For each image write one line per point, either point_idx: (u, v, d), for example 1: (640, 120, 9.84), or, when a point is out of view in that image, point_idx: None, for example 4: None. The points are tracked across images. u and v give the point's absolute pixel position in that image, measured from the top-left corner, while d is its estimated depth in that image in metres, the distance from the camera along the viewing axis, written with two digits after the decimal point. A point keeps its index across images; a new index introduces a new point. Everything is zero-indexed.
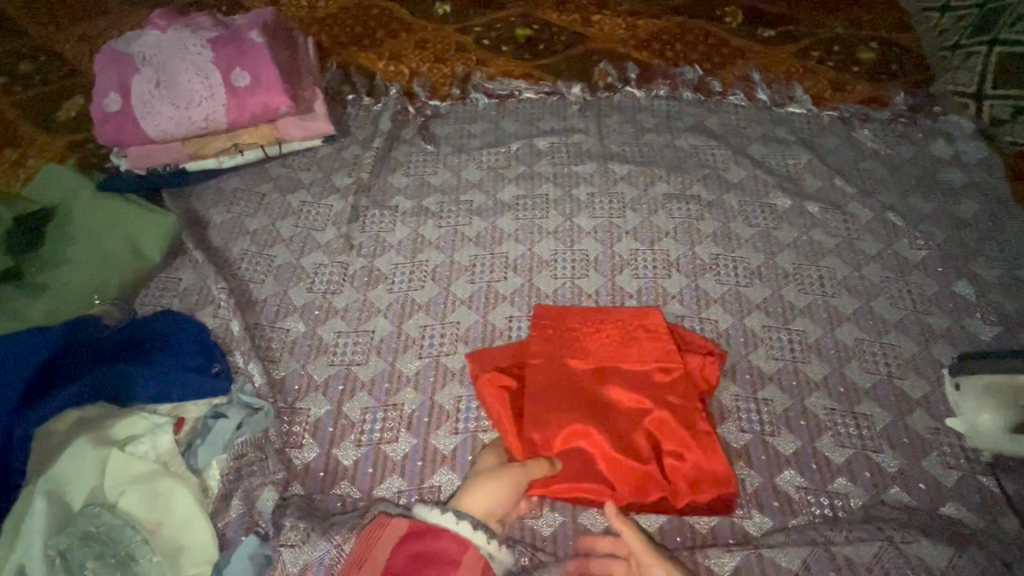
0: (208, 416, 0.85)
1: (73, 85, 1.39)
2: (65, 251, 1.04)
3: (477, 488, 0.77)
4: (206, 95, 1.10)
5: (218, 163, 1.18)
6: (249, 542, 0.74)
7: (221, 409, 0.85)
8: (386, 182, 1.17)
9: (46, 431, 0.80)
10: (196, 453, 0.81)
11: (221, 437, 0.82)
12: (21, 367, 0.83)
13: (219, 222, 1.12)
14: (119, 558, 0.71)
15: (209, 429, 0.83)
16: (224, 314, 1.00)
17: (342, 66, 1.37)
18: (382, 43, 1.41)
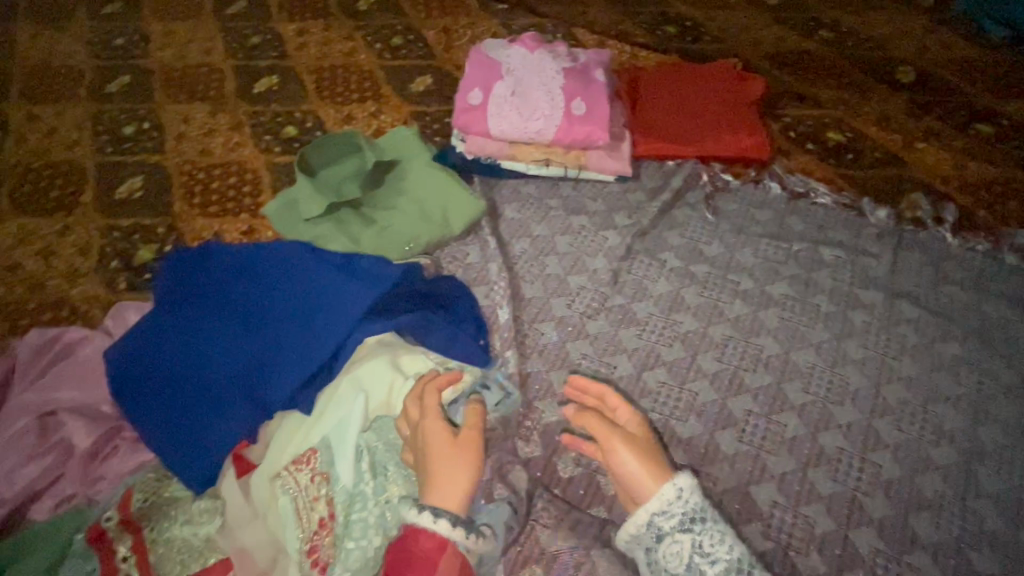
0: (476, 382, 0.96)
1: (428, 65, 1.68)
2: (395, 201, 1.27)
3: (440, 476, 0.76)
4: (546, 112, 1.26)
5: (525, 169, 1.34)
6: (503, 511, 0.84)
7: (486, 382, 0.96)
8: (661, 235, 1.24)
9: (367, 343, 0.96)
10: (462, 408, 0.92)
11: (484, 405, 0.93)
12: (371, 288, 0.99)
13: (510, 218, 1.28)
14: (413, 474, 0.81)
15: (475, 393, 0.94)
16: (495, 298, 1.14)
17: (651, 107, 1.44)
18: (693, 96, 1.44)
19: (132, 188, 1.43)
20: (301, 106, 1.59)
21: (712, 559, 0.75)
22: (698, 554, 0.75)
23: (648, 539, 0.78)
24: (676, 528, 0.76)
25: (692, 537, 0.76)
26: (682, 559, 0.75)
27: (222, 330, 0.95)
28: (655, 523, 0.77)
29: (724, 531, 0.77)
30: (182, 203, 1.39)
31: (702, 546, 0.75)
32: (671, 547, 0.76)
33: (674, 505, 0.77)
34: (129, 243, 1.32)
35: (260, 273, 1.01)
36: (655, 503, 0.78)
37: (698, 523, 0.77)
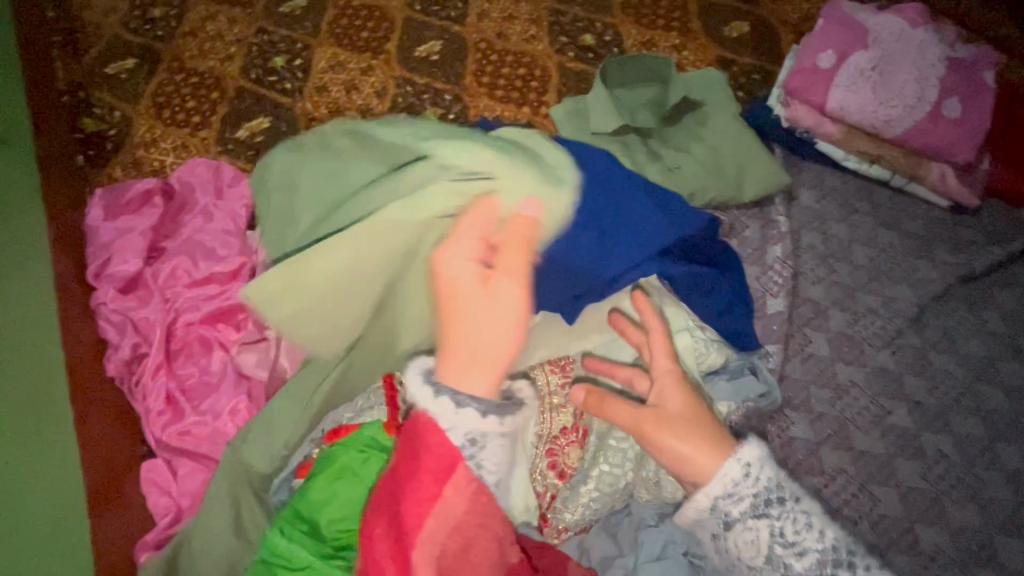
0: (745, 362, 0.90)
1: (748, 10, 1.50)
2: (692, 143, 1.16)
3: (460, 331, 0.64)
4: (908, 104, 1.07)
5: (843, 158, 1.15)
6: None
7: (754, 366, 0.90)
8: (988, 290, 1.02)
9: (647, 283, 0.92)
10: (722, 385, 0.87)
11: (745, 390, 0.88)
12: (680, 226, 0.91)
13: (807, 205, 1.12)
14: None
15: (740, 375, 0.89)
16: (769, 284, 1.02)
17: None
18: None
19: (430, 49, 1.47)
20: (602, 15, 1.51)
21: (796, 547, 0.68)
22: (778, 542, 0.68)
23: (714, 525, 0.71)
24: (748, 514, 0.69)
25: (769, 521, 0.69)
26: (761, 547, 0.69)
27: None
28: (721, 506, 0.69)
29: (806, 509, 0.69)
30: (470, 77, 1.41)
31: (784, 533, 0.68)
32: (751, 543, 0.69)
33: (743, 484, 0.69)
34: (419, 101, 1.38)
35: (573, 171, 0.96)
36: (717, 485, 0.69)
37: (771, 505, 0.69)
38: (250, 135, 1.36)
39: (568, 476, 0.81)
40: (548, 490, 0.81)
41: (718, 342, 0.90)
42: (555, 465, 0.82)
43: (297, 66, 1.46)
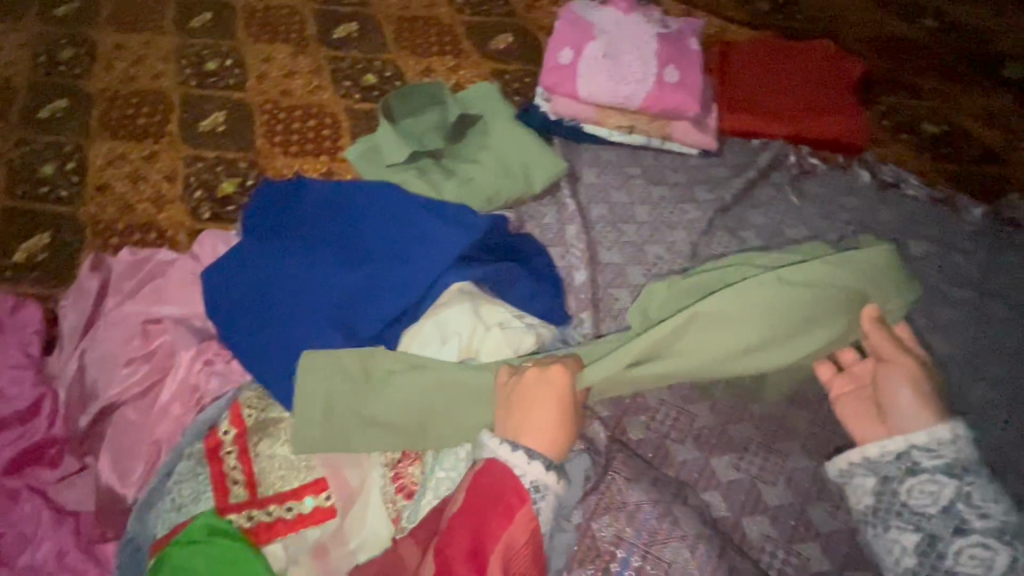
0: (556, 338, 1.00)
1: (509, 24, 1.66)
2: (479, 153, 1.28)
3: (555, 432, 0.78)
4: (638, 78, 1.24)
5: (609, 134, 1.31)
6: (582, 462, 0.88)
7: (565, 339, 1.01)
8: (743, 214, 1.21)
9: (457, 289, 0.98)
10: None
11: None
12: (469, 232, 1.00)
13: (589, 182, 1.27)
14: None
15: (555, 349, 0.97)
16: (571, 260, 1.14)
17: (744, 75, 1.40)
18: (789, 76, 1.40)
19: (215, 121, 1.45)
20: (380, 54, 1.59)
21: (984, 513, 0.74)
22: (961, 501, 0.75)
23: (889, 470, 0.80)
24: (953, 484, 0.76)
25: (964, 484, 0.76)
26: (937, 498, 0.77)
27: (327, 261, 0.97)
28: (912, 454, 0.78)
29: (998, 493, 0.76)
30: (263, 139, 1.41)
31: (971, 497, 0.75)
32: (928, 487, 0.77)
33: (943, 447, 0.77)
34: (213, 174, 1.36)
35: (367, 214, 1.03)
36: (922, 435, 0.78)
37: (965, 473, 0.76)
38: (30, 255, 1.25)
39: (413, 492, 0.85)
40: (398, 513, 0.84)
41: (529, 330, 0.97)
42: (401, 486, 0.85)
43: (71, 170, 1.36)
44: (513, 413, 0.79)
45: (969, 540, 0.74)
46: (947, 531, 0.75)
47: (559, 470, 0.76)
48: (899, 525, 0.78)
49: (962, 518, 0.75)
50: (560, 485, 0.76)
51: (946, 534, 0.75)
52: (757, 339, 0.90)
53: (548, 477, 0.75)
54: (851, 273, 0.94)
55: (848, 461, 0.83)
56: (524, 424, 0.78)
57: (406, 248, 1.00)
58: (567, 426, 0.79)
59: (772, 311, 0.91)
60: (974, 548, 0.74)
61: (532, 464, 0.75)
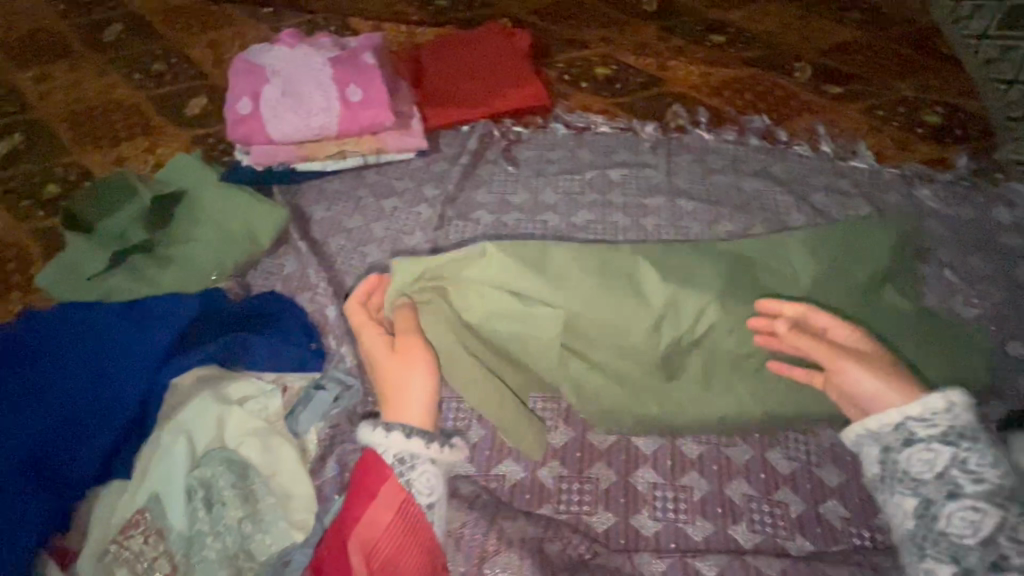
0: (309, 386, 0.95)
1: (201, 85, 1.57)
2: (194, 230, 1.18)
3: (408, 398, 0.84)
4: (323, 107, 1.25)
5: (324, 166, 1.32)
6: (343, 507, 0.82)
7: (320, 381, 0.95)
8: (470, 198, 1.29)
9: (178, 384, 0.93)
10: (298, 418, 0.91)
11: (320, 407, 0.93)
12: (167, 325, 0.97)
13: (321, 218, 1.26)
14: (245, 492, 0.82)
15: (310, 399, 0.93)
16: (321, 300, 1.13)
17: (435, 75, 1.47)
18: (476, 59, 1.49)
19: None
20: (59, 159, 1.42)
21: (973, 475, 0.75)
22: (955, 467, 0.75)
23: (890, 441, 0.80)
24: (944, 444, 0.77)
25: (950, 450, 0.76)
26: (933, 466, 0.77)
27: (9, 419, 0.87)
28: (908, 426, 0.79)
29: (995, 458, 0.75)
30: None
31: (961, 462, 0.76)
32: (926, 455, 0.77)
33: (939, 415, 0.78)
34: None
35: (43, 351, 0.94)
36: (917, 409, 0.79)
37: (956, 440, 0.76)
38: None
39: None
40: None
41: (272, 390, 0.93)
42: None
43: None
44: (388, 395, 0.85)
45: (958, 501, 0.74)
46: (941, 494, 0.75)
47: (441, 442, 0.82)
48: (898, 489, 0.79)
49: (957, 484, 0.75)
50: (444, 454, 0.81)
51: (943, 499, 0.75)
52: (726, 389, 0.97)
53: (415, 442, 0.80)
54: (811, 272, 1.05)
55: (857, 433, 0.83)
56: (393, 395, 0.85)
57: (100, 364, 0.93)
58: (430, 382, 0.85)
59: (675, 427, 0.96)
60: (961, 510, 0.74)
61: (392, 438, 0.80)
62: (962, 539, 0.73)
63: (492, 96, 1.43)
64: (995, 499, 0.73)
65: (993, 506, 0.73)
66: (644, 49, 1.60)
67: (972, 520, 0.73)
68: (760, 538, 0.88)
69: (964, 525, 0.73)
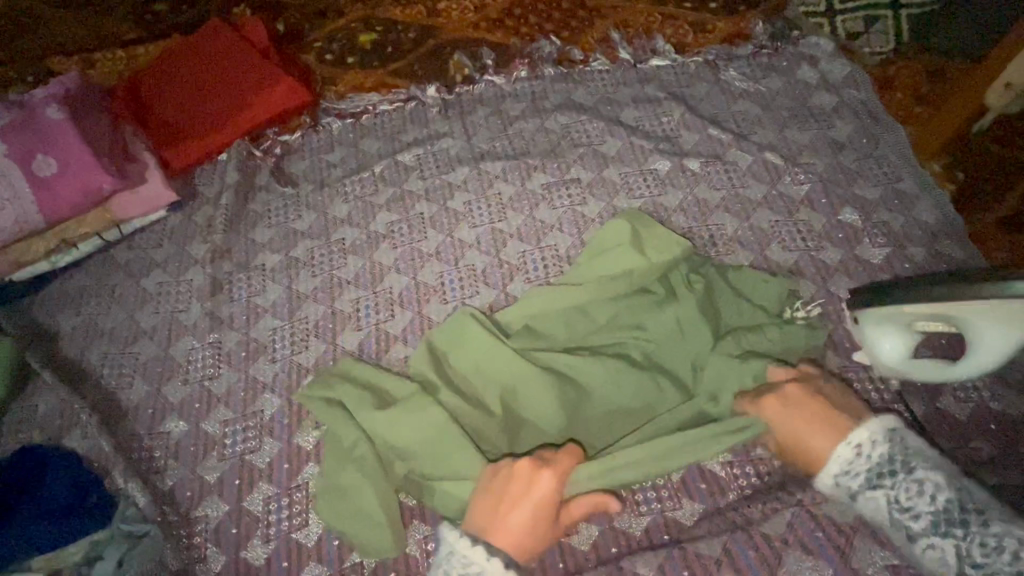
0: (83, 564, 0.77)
1: None
2: None
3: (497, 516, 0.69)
4: (8, 196, 0.96)
5: (51, 265, 1.04)
6: None
7: (100, 551, 0.78)
8: (248, 241, 1.07)
9: None
10: None
11: None
12: None
13: (70, 329, 1.00)
14: None
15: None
16: (93, 433, 0.90)
17: (165, 102, 1.19)
18: (208, 66, 1.21)
19: None
20: None
21: (916, 515, 0.64)
22: (900, 510, 0.65)
23: (860, 482, 0.68)
24: (937, 536, 0.62)
25: (885, 492, 0.66)
26: (884, 516, 0.66)
27: None
28: (843, 484, 0.69)
29: (938, 482, 0.64)
30: None
31: (903, 502, 0.65)
32: (930, 551, 0.63)
33: (857, 459, 0.68)
34: None
35: None
36: (834, 466, 0.69)
37: (950, 526, 0.62)
38: None
39: None
40: None
41: None
42: None
43: None
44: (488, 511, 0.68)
45: (919, 545, 0.63)
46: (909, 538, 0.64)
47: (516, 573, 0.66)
48: (890, 508, 0.66)
49: (909, 527, 0.64)
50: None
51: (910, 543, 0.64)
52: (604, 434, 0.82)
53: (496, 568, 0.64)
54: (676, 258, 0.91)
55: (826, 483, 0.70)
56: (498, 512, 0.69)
57: None
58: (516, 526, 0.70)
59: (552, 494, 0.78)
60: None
61: (491, 561, 0.64)
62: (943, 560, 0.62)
63: (242, 107, 1.17)
64: (947, 526, 0.62)
65: (950, 535, 0.62)
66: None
67: (942, 562, 0.62)
68: (649, 519, 0.79)
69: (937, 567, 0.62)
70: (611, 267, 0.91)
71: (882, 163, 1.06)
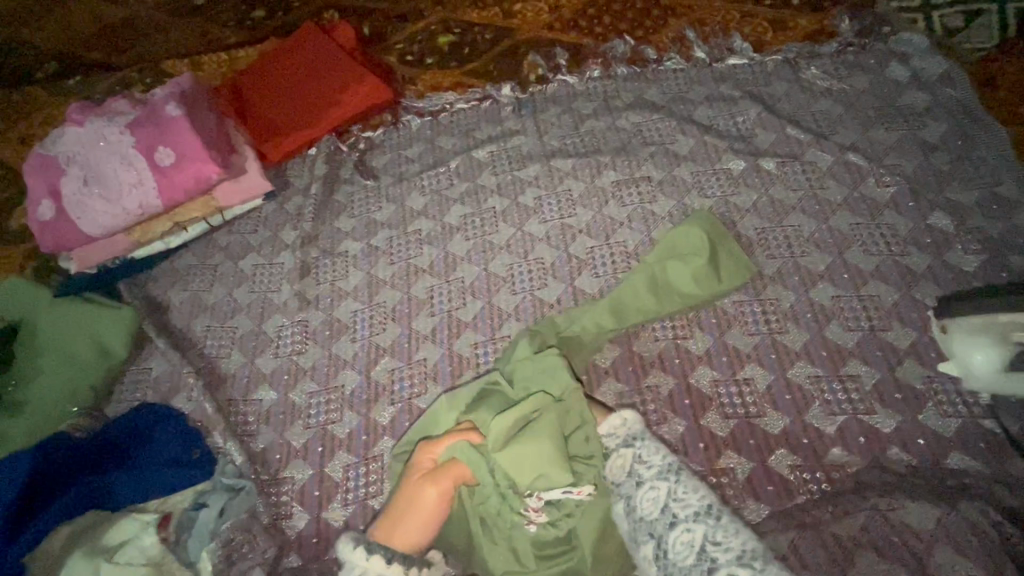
0: (190, 508, 0.88)
1: (10, 181, 1.35)
2: (32, 361, 1.01)
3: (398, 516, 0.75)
4: (134, 183, 1.09)
5: (166, 245, 1.17)
6: None
7: (203, 499, 0.88)
8: (333, 229, 1.15)
9: (39, 553, 0.81)
10: (186, 546, 0.85)
11: (206, 527, 0.86)
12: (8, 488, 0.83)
13: (179, 303, 1.12)
14: None
15: (194, 521, 0.87)
16: (197, 397, 1.00)
17: (264, 99, 1.30)
18: (301, 67, 1.31)
19: None
20: None
21: (649, 465, 0.76)
22: (639, 464, 0.77)
23: (614, 445, 0.80)
24: (656, 476, 0.75)
25: (634, 450, 0.78)
26: (624, 468, 0.77)
27: None
28: (605, 445, 0.81)
29: (662, 445, 0.78)
30: None
31: (643, 458, 0.77)
32: (649, 495, 0.74)
33: (619, 426, 0.81)
34: None
35: None
36: (604, 426, 0.82)
37: (670, 472, 0.75)
38: None
39: None
40: None
41: (151, 521, 0.86)
42: None
43: None
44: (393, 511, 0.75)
45: (643, 489, 0.74)
46: (634, 488, 0.75)
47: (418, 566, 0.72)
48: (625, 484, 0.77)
49: (641, 476, 0.76)
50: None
51: (636, 494, 0.74)
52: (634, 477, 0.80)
53: (393, 570, 0.70)
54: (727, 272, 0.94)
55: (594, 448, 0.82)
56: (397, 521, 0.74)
57: None
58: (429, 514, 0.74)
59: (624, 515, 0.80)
60: (681, 535, 0.70)
61: (370, 561, 0.69)
62: (648, 515, 0.73)
63: (329, 104, 1.26)
64: (664, 477, 0.75)
65: (668, 481, 0.74)
66: None
67: (654, 505, 0.73)
68: None
69: (653, 506, 0.73)
70: (675, 276, 0.93)
71: (979, 166, 1.00)
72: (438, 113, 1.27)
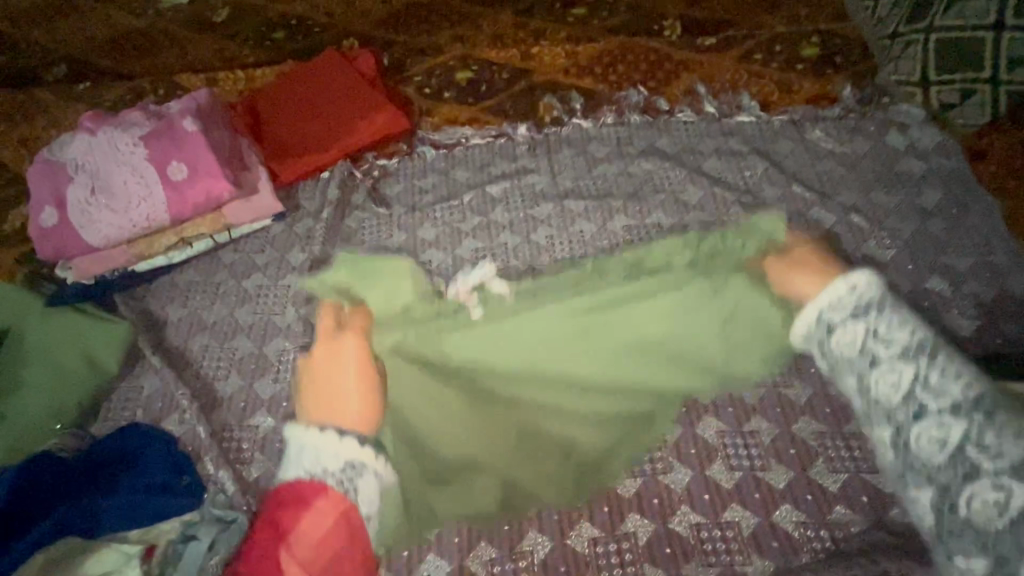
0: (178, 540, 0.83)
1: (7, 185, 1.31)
2: (15, 371, 0.96)
3: None
4: (143, 195, 1.08)
5: (168, 259, 1.15)
6: None
7: (192, 531, 0.84)
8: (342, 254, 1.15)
9: None
10: None
11: (195, 562, 0.81)
12: None
13: (177, 320, 1.09)
14: None
15: (182, 555, 0.81)
16: (190, 420, 0.97)
17: (280, 120, 1.30)
18: (320, 92, 1.32)
19: None
20: None
21: (941, 395, 0.61)
22: (922, 389, 0.62)
23: (873, 351, 0.66)
24: (950, 415, 0.60)
25: (914, 366, 0.63)
26: (899, 389, 0.64)
27: None
28: (832, 318, 0.71)
29: (952, 359, 0.62)
30: None
31: (929, 382, 0.62)
32: (931, 434, 0.61)
33: (850, 297, 0.71)
34: None
35: None
36: (825, 297, 0.72)
37: (974, 410, 0.59)
38: None
39: None
40: None
41: (134, 554, 0.81)
42: None
43: None
44: None
45: (926, 423, 0.61)
46: (910, 421, 0.62)
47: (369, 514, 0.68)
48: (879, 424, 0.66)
49: (925, 402, 0.62)
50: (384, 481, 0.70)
51: (914, 423, 0.62)
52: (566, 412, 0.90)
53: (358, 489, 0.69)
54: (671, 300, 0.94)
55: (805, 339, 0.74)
56: None
57: None
58: None
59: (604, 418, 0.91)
60: (983, 496, 0.57)
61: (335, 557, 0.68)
62: (930, 458, 0.60)
63: (346, 130, 1.27)
64: (961, 410, 0.60)
65: (966, 423, 0.59)
66: (502, 40, 1.47)
67: (938, 442, 0.60)
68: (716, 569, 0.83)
69: (932, 449, 0.61)
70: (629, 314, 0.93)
71: (973, 234, 1.05)
72: (453, 146, 1.29)
